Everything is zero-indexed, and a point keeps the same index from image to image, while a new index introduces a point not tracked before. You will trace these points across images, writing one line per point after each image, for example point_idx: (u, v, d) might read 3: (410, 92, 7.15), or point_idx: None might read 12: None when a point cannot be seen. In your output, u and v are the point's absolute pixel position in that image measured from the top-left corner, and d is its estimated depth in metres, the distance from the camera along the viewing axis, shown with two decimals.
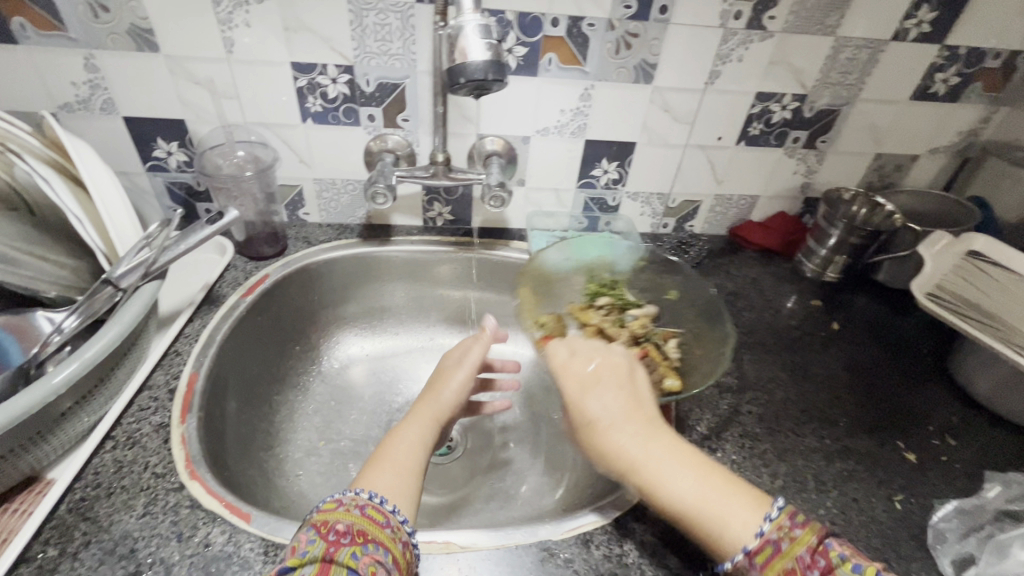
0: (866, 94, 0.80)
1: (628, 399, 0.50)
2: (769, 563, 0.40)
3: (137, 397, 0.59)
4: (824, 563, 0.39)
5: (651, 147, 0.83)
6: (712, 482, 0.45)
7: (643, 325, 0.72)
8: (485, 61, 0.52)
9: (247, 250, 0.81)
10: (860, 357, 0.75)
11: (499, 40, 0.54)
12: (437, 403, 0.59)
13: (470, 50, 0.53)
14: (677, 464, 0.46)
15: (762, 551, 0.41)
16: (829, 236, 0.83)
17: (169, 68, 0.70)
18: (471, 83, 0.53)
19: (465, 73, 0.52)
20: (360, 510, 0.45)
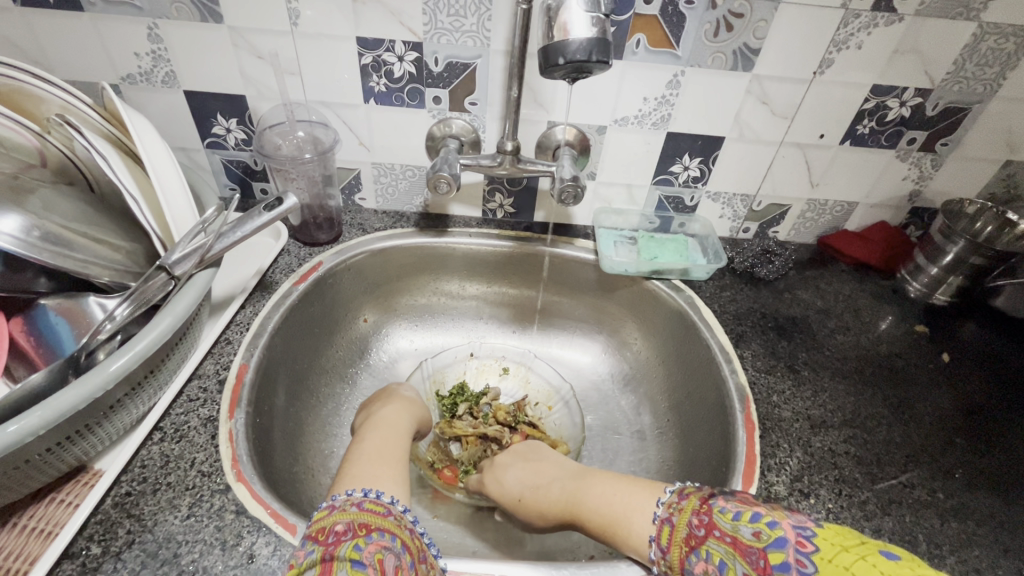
0: (1006, 91, 0.69)
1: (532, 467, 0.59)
2: (671, 539, 0.44)
3: (186, 386, 0.57)
4: (707, 519, 0.43)
5: (741, 143, 0.75)
6: (615, 488, 0.51)
7: (504, 404, 0.76)
8: (590, 39, 0.45)
9: (302, 235, 0.77)
10: (975, 397, 0.66)
11: (607, 13, 0.47)
12: (402, 414, 0.62)
13: (571, 24, 0.46)
14: (589, 486, 0.53)
15: (663, 532, 0.45)
16: (944, 254, 0.74)
17: (232, 41, 0.67)
18: (570, 65, 0.46)
19: (566, 52, 0.45)
20: (357, 506, 0.43)
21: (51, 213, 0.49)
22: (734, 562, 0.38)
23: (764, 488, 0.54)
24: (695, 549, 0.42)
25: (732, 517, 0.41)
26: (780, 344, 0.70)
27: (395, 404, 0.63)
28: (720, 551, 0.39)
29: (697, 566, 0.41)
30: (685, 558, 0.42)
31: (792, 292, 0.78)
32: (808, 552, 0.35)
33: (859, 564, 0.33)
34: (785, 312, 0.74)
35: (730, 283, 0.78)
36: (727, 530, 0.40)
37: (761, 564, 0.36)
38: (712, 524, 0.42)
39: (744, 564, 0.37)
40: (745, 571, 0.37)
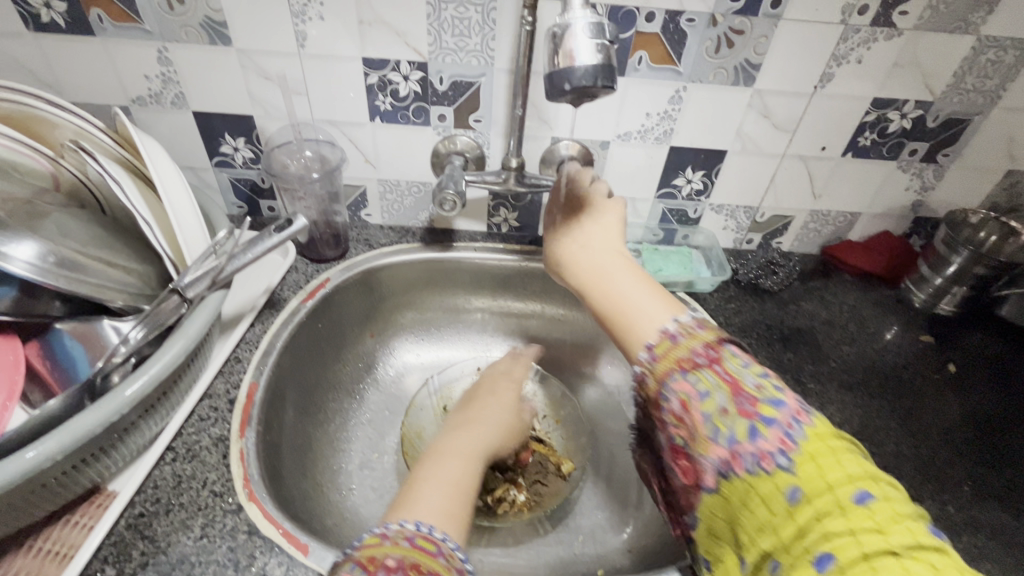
0: (1006, 102, 0.69)
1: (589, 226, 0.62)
2: (666, 353, 0.47)
3: (197, 406, 0.57)
4: (712, 353, 0.45)
5: (743, 156, 0.75)
6: (633, 285, 0.55)
7: None
8: (596, 65, 0.45)
9: (310, 252, 0.78)
10: (982, 408, 0.66)
11: (612, 41, 0.47)
12: (497, 431, 0.59)
13: (577, 51, 0.46)
14: (616, 279, 0.56)
15: (661, 344, 0.48)
16: (948, 264, 0.74)
17: (240, 62, 0.68)
18: (577, 90, 0.46)
19: (571, 78, 0.46)
20: (409, 542, 0.42)
21: (66, 239, 0.50)
22: (718, 395, 0.43)
23: None
24: (684, 371, 0.45)
25: (739, 366, 0.44)
26: (786, 356, 0.70)
27: (493, 415, 0.61)
28: (710, 382, 0.43)
29: (679, 383, 0.45)
30: (669, 372, 0.46)
31: (797, 303, 0.78)
32: (796, 431, 0.40)
33: (832, 465, 0.38)
34: (790, 323, 0.75)
35: (734, 295, 0.79)
36: (728, 371, 0.44)
37: (749, 410, 0.41)
38: (718, 360, 0.45)
39: (730, 401, 0.42)
40: (726, 405, 0.42)
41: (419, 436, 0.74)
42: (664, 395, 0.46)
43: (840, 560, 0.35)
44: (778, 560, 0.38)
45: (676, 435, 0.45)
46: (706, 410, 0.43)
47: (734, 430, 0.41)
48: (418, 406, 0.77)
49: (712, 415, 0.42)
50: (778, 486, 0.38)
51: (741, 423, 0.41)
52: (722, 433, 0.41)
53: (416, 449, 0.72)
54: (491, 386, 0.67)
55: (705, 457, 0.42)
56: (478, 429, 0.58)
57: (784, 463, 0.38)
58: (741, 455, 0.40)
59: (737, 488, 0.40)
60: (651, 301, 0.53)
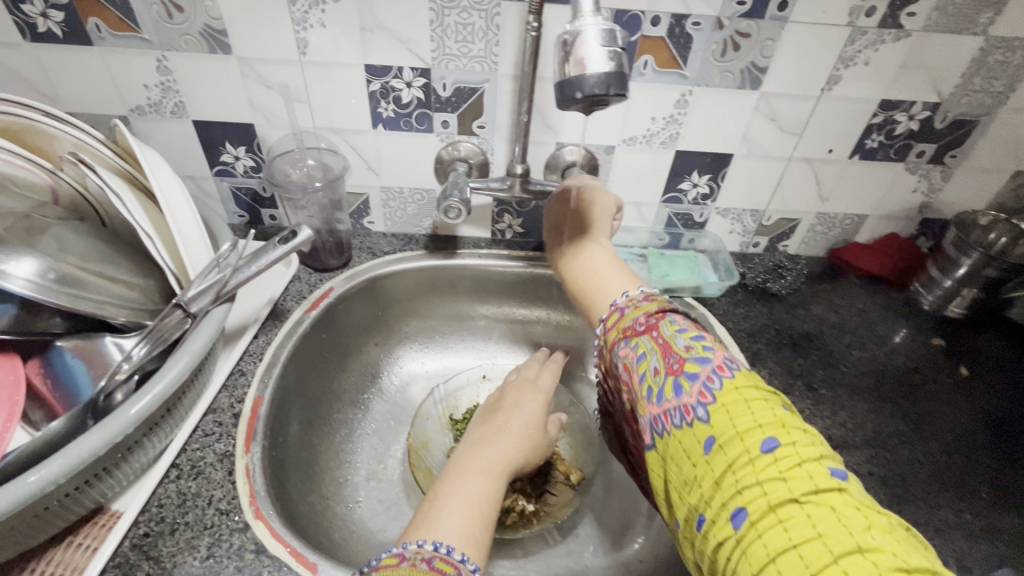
0: (1014, 103, 0.69)
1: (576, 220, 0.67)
2: (615, 323, 0.53)
3: (201, 421, 0.56)
4: (653, 320, 0.51)
5: (749, 160, 0.75)
6: (601, 262, 0.62)
7: None
8: (608, 73, 0.44)
9: (312, 261, 0.77)
10: (996, 412, 0.65)
11: (624, 48, 0.46)
12: (521, 446, 0.59)
13: (589, 58, 0.45)
14: (586, 256, 0.63)
15: (613, 316, 0.54)
16: (958, 266, 0.73)
17: (241, 71, 0.67)
18: (588, 99, 0.45)
19: (583, 87, 0.45)
20: (428, 564, 0.42)
21: (66, 254, 0.49)
22: (653, 358, 0.47)
23: None
24: (627, 338, 0.51)
25: (675, 331, 0.48)
26: (796, 361, 0.69)
27: (518, 427, 0.60)
28: (646, 347, 0.49)
29: (624, 349, 0.51)
30: (618, 341, 0.52)
31: (805, 307, 0.77)
32: (715, 385, 0.43)
33: (745, 416, 0.40)
34: (799, 328, 0.74)
35: (742, 299, 0.78)
36: (663, 336, 0.49)
37: (675, 368, 0.45)
38: (654, 327, 0.50)
39: (660, 361, 0.47)
40: (658, 365, 0.47)
41: (425, 446, 0.73)
42: (616, 362, 0.52)
43: (751, 513, 0.36)
44: (702, 514, 0.40)
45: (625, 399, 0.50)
46: (642, 372, 0.48)
47: (663, 387, 0.45)
48: (424, 415, 0.77)
49: (646, 376, 0.47)
50: (696, 437, 0.41)
51: (669, 380, 0.45)
52: (653, 390, 0.46)
53: (423, 460, 0.71)
54: (515, 396, 0.66)
55: (644, 417, 0.46)
56: (501, 443, 0.57)
57: (701, 413, 0.42)
58: (670, 412, 0.44)
59: (667, 443, 0.43)
60: (614, 279, 0.60)
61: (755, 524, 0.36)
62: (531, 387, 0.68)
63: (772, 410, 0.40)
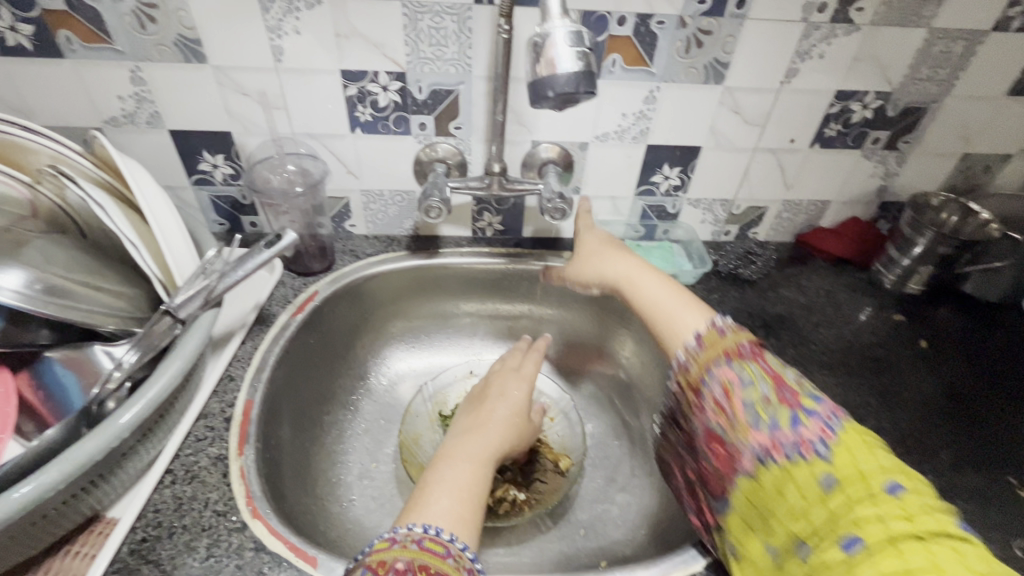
0: (958, 90, 0.73)
1: (625, 248, 0.70)
2: (713, 342, 0.54)
3: (193, 426, 0.57)
4: (757, 350, 0.52)
5: (718, 152, 0.78)
6: (667, 287, 0.63)
7: None
8: (577, 73, 0.47)
9: (295, 265, 0.78)
10: (955, 380, 0.69)
11: (591, 48, 0.48)
12: (508, 433, 0.60)
13: (559, 58, 0.47)
14: (648, 279, 0.64)
15: (710, 335, 0.55)
16: (913, 245, 0.76)
17: (217, 79, 0.67)
18: (559, 97, 0.48)
19: (554, 86, 0.47)
20: (417, 544, 0.44)
21: (51, 265, 0.49)
22: (763, 385, 0.49)
23: None
24: (728, 360, 0.52)
25: (779, 365, 0.51)
26: (769, 342, 0.72)
27: (503, 416, 0.62)
28: (755, 374, 0.50)
29: (725, 371, 0.51)
30: (716, 360, 0.53)
31: (775, 290, 0.81)
32: (834, 423, 0.46)
33: (866, 457, 0.43)
34: (770, 310, 0.77)
35: (716, 285, 0.81)
36: (772, 367, 0.51)
37: (789, 400, 0.48)
38: (762, 356, 0.51)
39: (772, 391, 0.48)
40: (768, 393, 0.48)
41: (416, 442, 0.75)
42: (707, 381, 0.52)
43: (866, 542, 0.39)
44: (808, 544, 0.43)
45: (714, 422, 0.51)
46: (750, 397, 0.49)
47: (776, 418, 0.47)
48: (413, 413, 0.78)
49: (755, 403, 0.48)
50: (814, 472, 0.44)
51: (784, 411, 0.47)
52: (763, 419, 0.47)
53: (414, 456, 0.73)
54: (500, 384, 0.66)
55: (745, 443, 0.48)
56: (487, 433, 0.58)
57: (822, 450, 0.44)
58: (782, 443, 0.46)
59: (775, 473, 0.45)
60: (699, 307, 0.60)
61: (871, 552, 0.39)
62: (515, 374, 0.68)
63: (890, 456, 0.43)
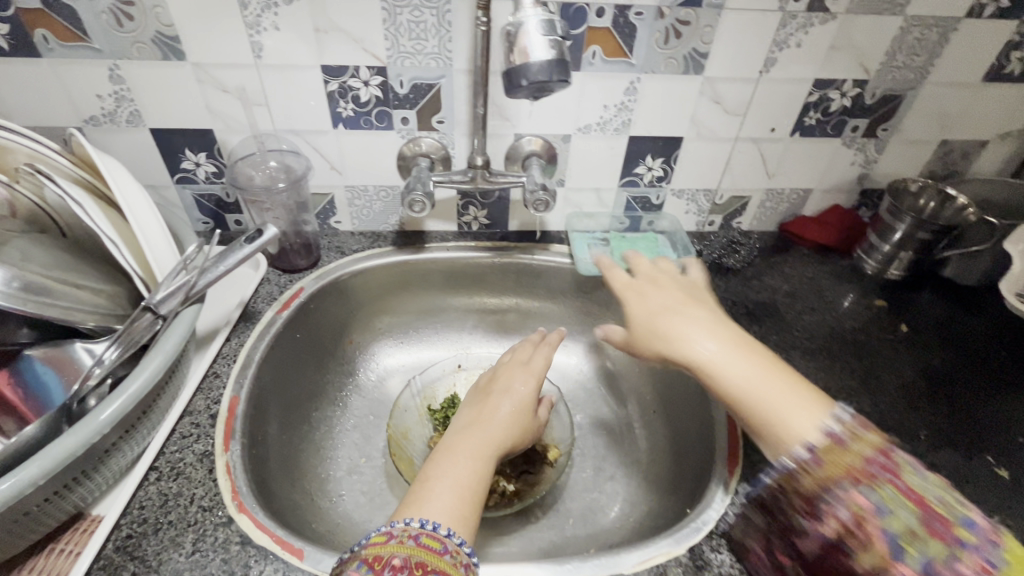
0: (934, 77, 0.74)
1: (683, 301, 0.57)
2: (835, 456, 0.43)
3: (178, 424, 0.57)
4: (889, 463, 0.42)
5: (699, 142, 0.79)
6: (763, 371, 0.49)
7: None
8: (550, 61, 0.47)
9: (280, 262, 0.78)
10: (935, 362, 0.70)
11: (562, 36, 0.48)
12: (513, 427, 0.59)
13: (531, 47, 0.48)
14: (735, 358, 0.50)
15: (827, 447, 0.43)
16: (895, 231, 0.77)
17: (197, 76, 0.67)
18: (533, 86, 0.48)
19: (527, 75, 0.47)
20: (414, 540, 0.44)
21: (30, 263, 0.49)
22: (904, 512, 0.39)
23: (748, 466, 0.57)
24: (859, 481, 0.41)
25: (917, 477, 0.41)
26: (752, 329, 0.73)
27: (508, 410, 0.60)
28: (893, 496, 0.39)
29: (853, 491, 0.40)
30: (840, 477, 0.41)
31: (759, 278, 0.82)
32: (1000, 559, 0.36)
33: None
34: (753, 298, 0.78)
35: None
36: (911, 485, 0.40)
37: (940, 529, 0.38)
38: (896, 471, 0.41)
39: (917, 519, 0.38)
40: (915, 522, 0.38)
41: (405, 437, 0.75)
42: (828, 498, 0.41)
43: None
44: None
45: (837, 542, 0.41)
46: (891, 526, 0.38)
47: (928, 552, 0.37)
48: (402, 407, 0.78)
49: (897, 534, 0.38)
50: None
51: (936, 545, 0.37)
52: (911, 556, 0.37)
53: (403, 450, 0.73)
54: (505, 378, 0.64)
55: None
56: (488, 427, 0.57)
57: None
58: None
59: None
60: (812, 403, 0.47)
61: None
62: (523, 368, 0.66)
63: None
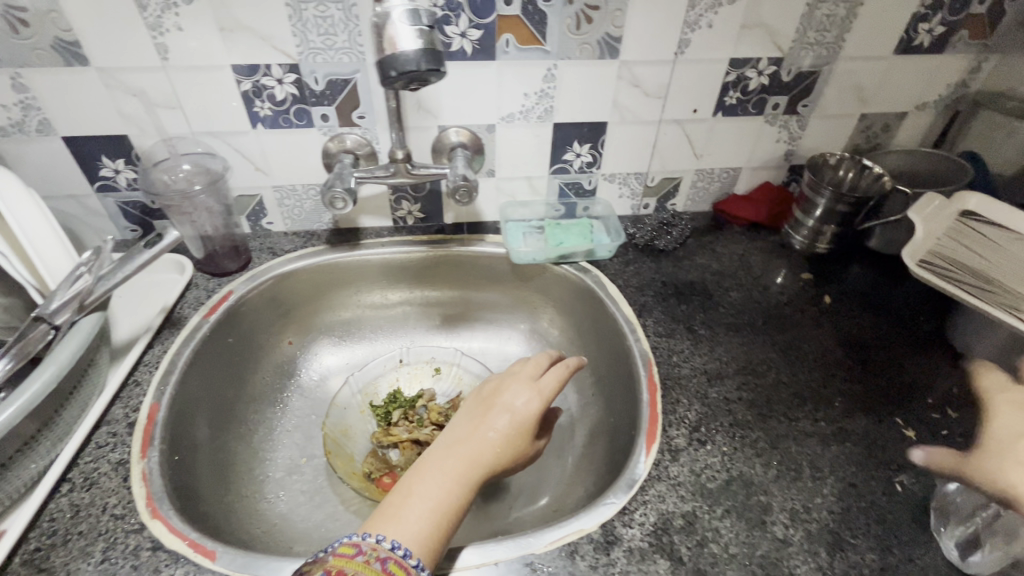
0: (847, 52, 0.76)
1: None
2: None
3: (94, 433, 0.56)
4: None
5: (624, 126, 0.79)
6: None
7: (439, 402, 0.78)
8: (417, 51, 0.52)
9: (208, 267, 0.78)
10: (856, 330, 0.72)
11: (429, 25, 0.54)
12: (506, 454, 0.54)
13: (399, 38, 0.53)
14: None
15: None
16: (816, 206, 0.78)
17: (104, 81, 0.66)
18: (404, 75, 0.53)
19: (397, 65, 0.52)
20: (381, 564, 0.43)
21: None
22: None
23: (665, 442, 0.58)
24: None
25: None
26: (680, 308, 0.74)
27: (503, 435, 0.55)
28: None
29: None
30: None
31: (690, 258, 0.83)
32: None
33: None
34: (684, 278, 0.80)
35: (633, 258, 0.83)
36: None
37: None
38: None
39: None
40: None
41: (345, 434, 0.76)
42: None
43: None
44: None
45: None
46: None
47: None
48: (341, 406, 0.79)
49: None
50: None
51: None
52: None
53: (342, 447, 0.74)
54: (510, 391, 0.58)
55: None
56: (476, 448, 0.53)
57: None
58: None
59: None
60: None
61: None
62: (531, 383, 0.59)
63: None
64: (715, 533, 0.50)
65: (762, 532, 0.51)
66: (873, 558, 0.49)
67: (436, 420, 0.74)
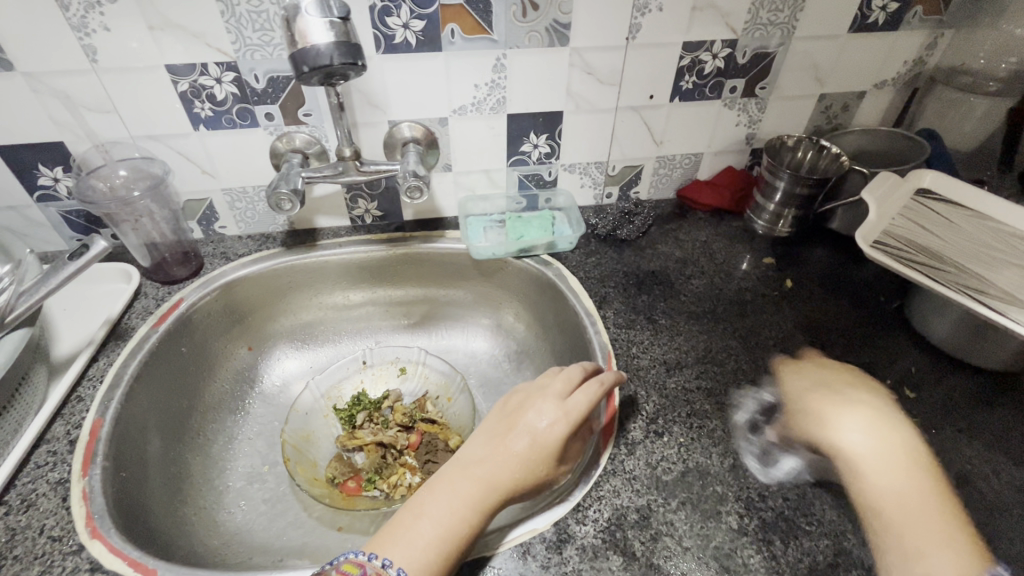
0: (802, 32, 0.74)
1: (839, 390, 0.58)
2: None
3: (33, 454, 0.55)
4: None
5: (580, 115, 0.78)
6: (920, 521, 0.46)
7: (403, 403, 0.77)
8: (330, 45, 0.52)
9: (158, 275, 0.76)
10: (817, 313, 0.72)
11: (341, 17, 0.53)
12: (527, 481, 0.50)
13: (310, 32, 0.53)
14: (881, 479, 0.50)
15: None
16: (775, 190, 0.78)
17: (31, 86, 0.63)
18: (317, 70, 0.53)
19: (309, 60, 0.52)
20: None
21: None
22: None
23: (623, 436, 0.57)
24: None
25: None
26: (641, 299, 0.73)
27: (523, 460, 0.51)
28: None
29: None
30: None
31: (653, 247, 0.82)
32: None
33: None
34: (646, 267, 0.79)
35: (595, 248, 0.82)
36: None
37: None
38: None
39: None
40: None
41: (307, 439, 0.74)
42: None
43: None
44: None
45: None
46: None
47: None
48: (302, 411, 0.77)
49: None
50: None
51: None
52: None
53: (304, 453, 0.72)
54: (534, 410, 0.54)
55: None
56: (494, 473, 0.50)
57: None
58: None
59: None
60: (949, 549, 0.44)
61: None
62: (558, 401, 0.54)
63: None
64: (669, 526, 0.50)
65: (717, 523, 0.50)
66: (826, 544, 0.49)
67: (400, 421, 0.74)
